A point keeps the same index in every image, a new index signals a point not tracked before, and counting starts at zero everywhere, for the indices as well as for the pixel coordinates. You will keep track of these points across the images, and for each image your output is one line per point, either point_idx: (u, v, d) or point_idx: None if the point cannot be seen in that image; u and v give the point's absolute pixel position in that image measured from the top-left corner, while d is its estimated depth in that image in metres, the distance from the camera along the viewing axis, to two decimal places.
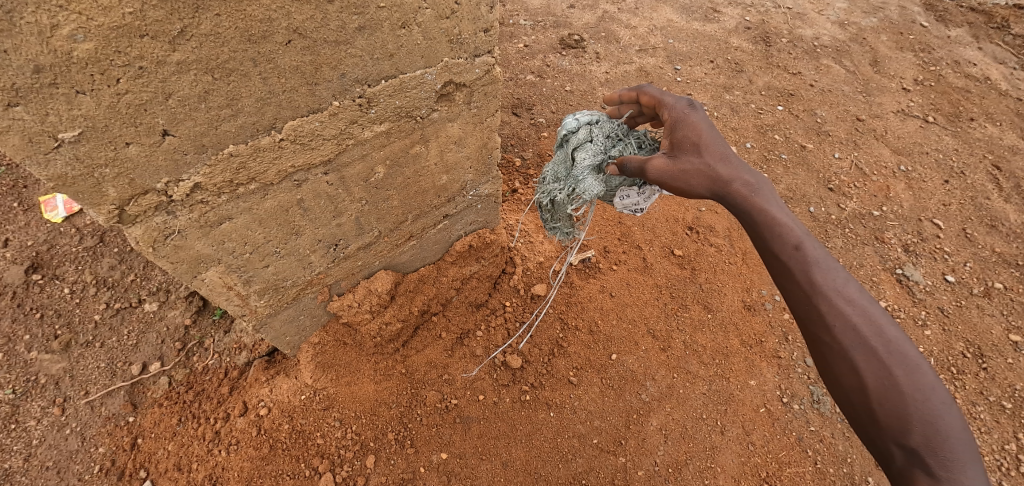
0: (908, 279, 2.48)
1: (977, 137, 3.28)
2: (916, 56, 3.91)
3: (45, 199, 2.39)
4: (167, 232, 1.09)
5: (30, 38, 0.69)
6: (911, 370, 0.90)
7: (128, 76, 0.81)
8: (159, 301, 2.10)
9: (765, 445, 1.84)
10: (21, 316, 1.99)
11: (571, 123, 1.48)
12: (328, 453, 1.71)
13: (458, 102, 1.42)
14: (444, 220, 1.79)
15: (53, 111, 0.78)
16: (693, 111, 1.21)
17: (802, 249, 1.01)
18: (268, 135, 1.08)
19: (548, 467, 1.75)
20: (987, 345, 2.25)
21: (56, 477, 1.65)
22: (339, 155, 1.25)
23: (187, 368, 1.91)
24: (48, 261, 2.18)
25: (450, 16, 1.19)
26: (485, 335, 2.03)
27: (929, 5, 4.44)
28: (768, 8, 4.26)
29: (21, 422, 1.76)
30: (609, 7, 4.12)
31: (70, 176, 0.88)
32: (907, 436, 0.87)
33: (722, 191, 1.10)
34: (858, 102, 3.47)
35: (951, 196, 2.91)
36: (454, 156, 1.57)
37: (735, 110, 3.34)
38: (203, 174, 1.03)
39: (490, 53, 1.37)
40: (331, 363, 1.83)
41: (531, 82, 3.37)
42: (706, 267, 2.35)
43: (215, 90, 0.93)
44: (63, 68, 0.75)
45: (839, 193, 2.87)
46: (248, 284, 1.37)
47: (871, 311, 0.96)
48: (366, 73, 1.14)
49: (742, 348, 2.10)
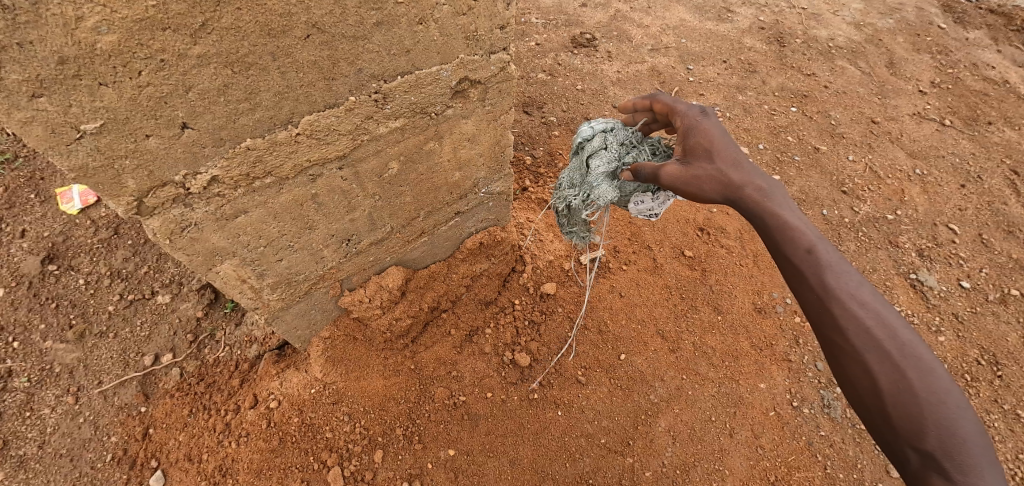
0: (922, 284, 2.45)
1: (995, 141, 3.22)
2: (933, 58, 3.85)
3: (61, 190, 2.42)
4: (183, 224, 1.10)
5: (55, 30, 0.70)
6: (926, 374, 0.89)
7: (150, 69, 0.82)
8: (172, 293, 2.12)
9: (775, 449, 1.82)
10: (37, 305, 2.02)
11: (586, 131, 1.46)
12: (337, 447, 1.72)
13: (472, 99, 1.41)
14: (455, 217, 1.79)
15: (76, 103, 0.79)
16: (706, 117, 1.19)
17: (814, 253, 1.00)
18: (285, 130, 1.08)
19: (555, 466, 1.75)
20: (1002, 352, 2.21)
21: (69, 464, 1.68)
22: (354, 150, 1.25)
23: (199, 360, 1.93)
24: (63, 252, 2.21)
25: (466, 13, 1.19)
26: (494, 333, 2.04)
27: (947, 6, 4.37)
28: (782, 9, 4.22)
29: (36, 410, 1.79)
30: (622, 6, 4.09)
31: (91, 166, 0.89)
32: (922, 439, 0.85)
33: (734, 195, 1.08)
34: (873, 104, 3.42)
35: (967, 200, 2.86)
36: (467, 153, 1.57)
37: (747, 110, 3.31)
38: (220, 167, 1.04)
39: (505, 50, 1.36)
40: (341, 358, 1.84)
41: (542, 80, 3.36)
42: (717, 269, 2.34)
43: (235, 84, 0.94)
44: (86, 60, 0.75)
45: (853, 196, 2.84)
46: (261, 278, 1.38)
47: (885, 315, 0.94)
48: (383, 69, 1.14)
49: (752, 350, 2.08)
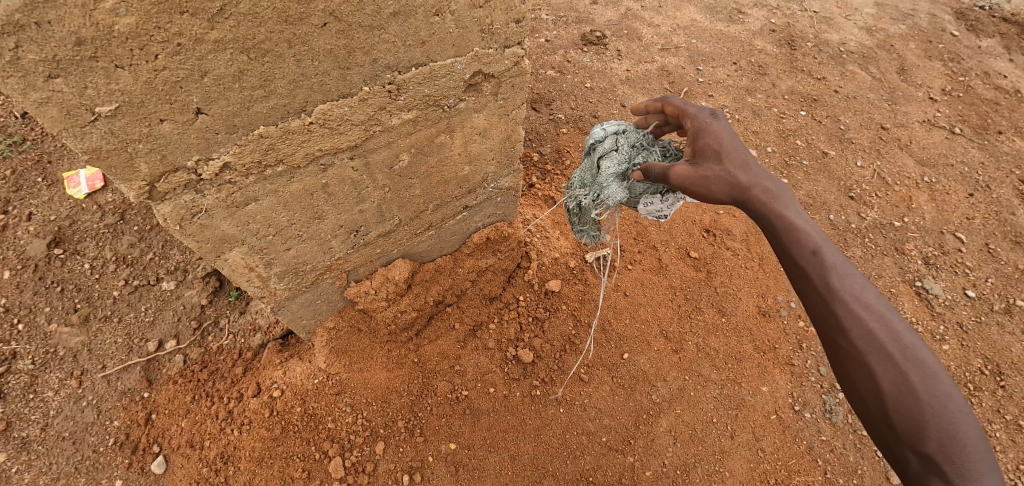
0: (927, 292, 2.44)
1: (1005, 151, 3.20)
2: (945, 65, 3.82)
3: (69, 175, 2.42)
4: (193, 210, 1.09)
5: (75, 10, 0.69)
6: (928, 377, 0.88)
7: (167, 53, 0.81)
8: (177, 280, 2.13)
9: (776, 452, 1.82)
10: (42, 289, 2.03)
11: (599, 133, 1.46)
12: (338, 437, 1.73)
13: (485, 93, 1.41)
14: (463, 212, 1.78)
15: (92, 85, 0.79)
16: (715, 119, 1.19)
17: (819, 254, 1.00)
18: (298, 118, 1.08)
19: (556, 463, 1.75)
20: (1007, 363, 2.20)
21: (71, 447, 1.68)
22: (366, 140, 1.25)
23: (202, 347, 1.94)
24: (69, 236, 2.21)
25: (483, 6, 1.18)
26: (497, 328, 2.03)
27: (960, 13, 4.33)
28: (794, 11, 4.19)
29: (39, 393, 1.80)
30: (633, 4, 4.07)
31: (104, 149, 0.88)
32: (923, 442, 0.85)
33: (743, 197, 1.07)
34: (883, 110, 3.40)
35: (975, 209, 2.84)
36: (478, 147, 1.57)
37: (757, 113, 3.30)
38: (232, 153, 1.04)
39: (520, 45, 1.35)
40: (344, 349, 1.84)
41: (551, 77, 3.35)
42: (722, 270, 2.33)
43: (250, 70, 0.93)
44: (104, 42, 0.75)
45: (860, 201, 2.83)
46: (269, 266, 1.38)
47: (889, 318, 0.94)
48: (397, 59, 1.14)
49: (755, 354, 2.08)
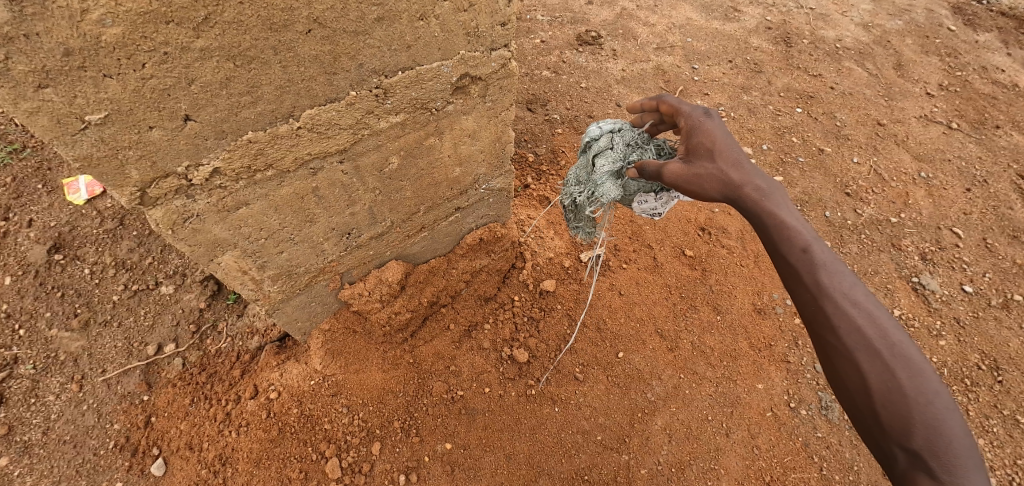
0: (924, 288, 2.43)
1: (1003, 145, 3.19)
2: (941, 60, 3.82)
3: (68, 181, 2.45)
4: (186, 215, 1.11)
5: (61, 22, 0.71)
6: (916, 374, 0.89)
7: (153, 61, 0.83)
8: (175, 284, 2.15)
9: (771, 449, 1.83)
10: (43, 294, 2.05)
11: (595, 130, 1.47)
12: (335, 438, 1.74)
13: (473, 95, 1.42)
14: (455, 213, 1.80)
15: (81, 94, 0.80)
16: (709, 118, 1.19)
17: (809, 252, 1.01)
18: (286, 124, 1.09)
19: (551, 462, 1.76)
20: (1003, 358, 2.20)
21: (72, 451, 1.70)
22: (355, 144, 1.26)
23: (201, 350, 1.96)
24: (69, 241, 2.24)
25: (467, 9, 1.19)
26: (493, 328, 2.05)
27: (957, 8, 4.32)
28: (791, 8, 4.19)
29: (41, 397, 1.82)
30: (629, 4, 4.07)
31: (95, 156, 0.90)
32: (910, 439, 0.85)
33: (734, 195, 1.08)
34: (880, 106, 3.40)
35: (973, 204, 2.84)
36: (468, 149, 1.58)
37: (752, 111, 3.30)
38: (222, 158, 1.05)
39: (506, 47, 1.37)
40: (341, 349, 1.86)
41: (546, 78, 3.36)
42: (717, 268, 2.33)
43: (237, 77, 0.95)
44: (91, 52, 0.77)
45: (856, 198, 2.83)
46: (262, 269, 1.39)
47: (877, 315, 0.94)
48: (383, 63, 1.15)
49: (750, 351, 2.08)
